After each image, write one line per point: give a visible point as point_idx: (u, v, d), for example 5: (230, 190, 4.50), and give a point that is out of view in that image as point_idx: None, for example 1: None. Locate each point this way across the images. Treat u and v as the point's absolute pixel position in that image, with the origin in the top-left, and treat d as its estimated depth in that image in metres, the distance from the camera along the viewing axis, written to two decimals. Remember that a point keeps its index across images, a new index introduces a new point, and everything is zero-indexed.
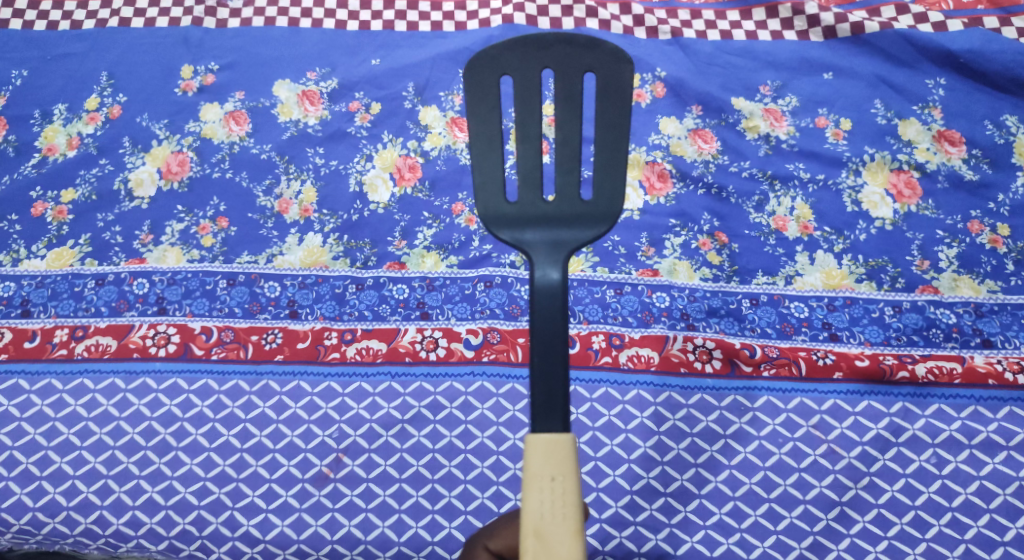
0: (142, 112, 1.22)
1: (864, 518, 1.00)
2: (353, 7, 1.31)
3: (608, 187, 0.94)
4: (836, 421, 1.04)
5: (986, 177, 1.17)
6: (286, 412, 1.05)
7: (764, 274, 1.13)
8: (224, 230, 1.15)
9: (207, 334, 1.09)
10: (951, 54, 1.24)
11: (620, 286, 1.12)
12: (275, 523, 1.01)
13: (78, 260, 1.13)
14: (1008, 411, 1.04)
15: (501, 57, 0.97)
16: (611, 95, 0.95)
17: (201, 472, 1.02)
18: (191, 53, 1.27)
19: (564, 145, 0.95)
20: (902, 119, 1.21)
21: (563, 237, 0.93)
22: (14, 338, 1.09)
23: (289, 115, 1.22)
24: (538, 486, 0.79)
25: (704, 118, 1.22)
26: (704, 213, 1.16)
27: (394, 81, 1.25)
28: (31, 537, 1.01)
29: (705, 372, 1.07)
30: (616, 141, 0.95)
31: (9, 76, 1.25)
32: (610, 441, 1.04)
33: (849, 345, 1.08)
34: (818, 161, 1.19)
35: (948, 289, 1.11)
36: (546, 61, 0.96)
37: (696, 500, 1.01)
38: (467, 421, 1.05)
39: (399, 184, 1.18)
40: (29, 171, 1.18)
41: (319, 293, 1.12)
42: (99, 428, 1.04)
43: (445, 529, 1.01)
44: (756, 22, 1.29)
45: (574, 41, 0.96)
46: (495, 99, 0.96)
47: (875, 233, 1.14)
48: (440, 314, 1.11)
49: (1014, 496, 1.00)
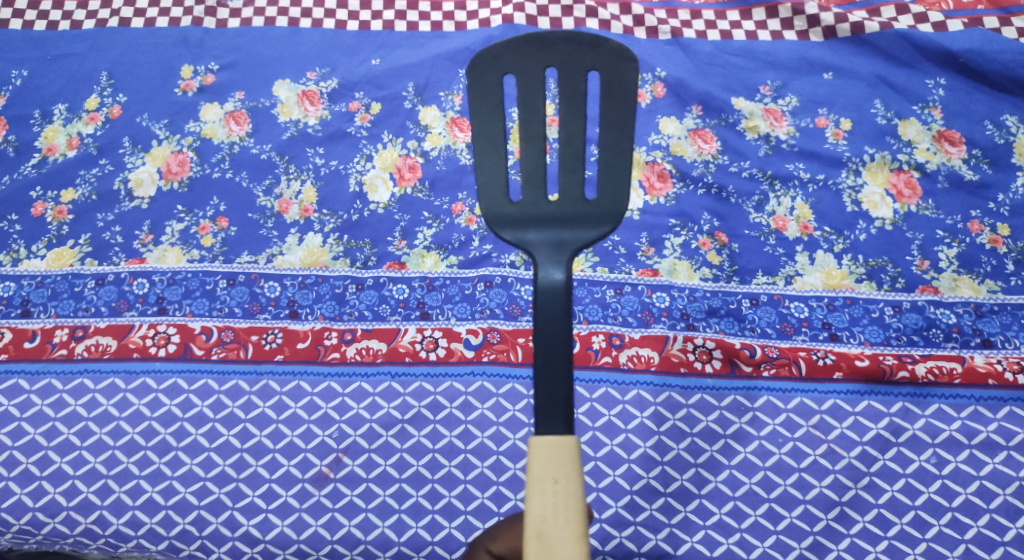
0: (142, 112, 1.22)
1: (864, 518, 1.00)
2: (353, 7, 1.31)
3: (611, 186, 0.95)
4: (836, 421, 1.04)
5: (986, 177, 1.17)
6: (286, 412, 1.05)
7: (764, 274, 1.13)
8: (224, 230, 1.15)
9: (207, 334, 1.09)
10: (951, 54, 1.24)
11: (620, 286, 1.12)
12: (275, 523, 1.01)
13: (78, 260, 1.13)
14: (1008, 411, 1.04)
15: (502, 56, 0.96)
16: (614, 95, 0.95)
17: (201, 472, 1.02)
18: (191, 53, 1.27)
19: (566, 145, 0.96)
20: (902, 119, 1.21)
21: (567, 237, 0.93)
22: (14, 338, 1.09)
23: (289, 115, 1.22)
24: (540, 488, 0.79)
25: (704, 118, 1.22)
26: (704, 213, 1.16)
27: (394, 81, 1.25)
28: (31, 537, 1.01)
29: (705, 371, 1.07)
30: (619, 141, 0.96)
31: (9, 76, 1.25)
32: (611, 441, 1.04)
33: (850, 345, 1.08)
34: (818, 161, 1.19)
35: (947, 289, 1.11)
36: (549, 60, 0.96)
37: (696, 500, 1.01)
38: (467, 421, 1.05)
39: (399, 184, 1.18)
40: (29, 171, 1.18)
41: (319, 293, 1.12)
42: (99, 428, 1.04)
43: (445, 529, 1.01)
44: (756, 22, 1.29)
45: (577, 40, 0.97)
46: (497, 99, 0.96)
47: (875, 233, 1.14)
48: (440, 314, 1.11)
49: (1014, 496, 1.00)
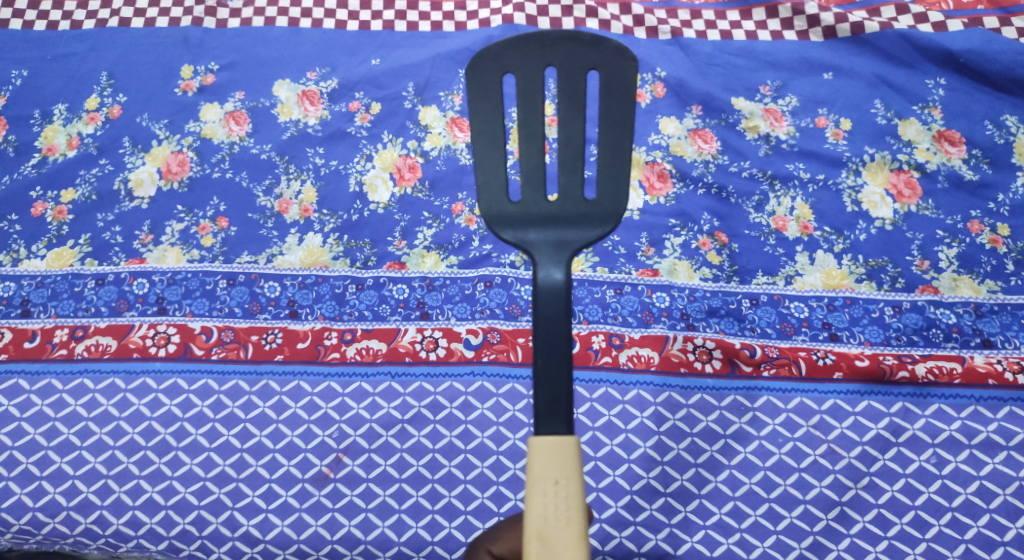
0: (142, 112, 1.22)
1: (864, 518, 1.00)
2: (353, 7, 1.31)
3: (611, 185, 0.95)
4: (836, 420, 1.04)
5: (986, 177, 1.17)
6: (286, 412, 1.05)
7: (764, 274, 1.13)
8: (224, 230, 1.15)
9: (207, 334, 1.09)
10: (951, 54, 1.24)
11: (620, 286, 1.12)
12: (275, 523, 1.01)
13: (78, 261, 1.13)
14: (1008, 411, 1.04)
15: (503, 55, 0.96)
16: (615, 93, 0.95)
17: (201, 472, 1.02)
18: (191, 53, 1.27)
19: (567, 145, 0.96)
20: (902, 119, 1.21)
21: (568, 237, 0.93)
22: (14, 338, 1.09)
23: (289, 115, 1.22)
24: (541, 489, 0.79)
25: (704, 118, 1.22)
26: (704, 213, 1.16)
27: (394, 81, 1.25)
28: (31, 537, 1.01)
29: (705, 371, 1.07)
30: (619, 140, 0.95)
31: (9, 76, 1.25)
32: (610, 441, 1.04)
33: (850, 345, 1.08)
34: (818, 161, 1.19)
35: (948, 289, 1.11)
36: (550, 59, 0.97)
37: (696, 500, 1.01)
38: (467, 421, 1.05)
39: (399, 184, 1.19)
40: (29, 171, 1.18)
41: (319, 293, 1.12)
42: (99, 428, 1.04)
43: (445, 529, 1.01)
44: (756, 22, 1.29)
45: (578, 39, 0.97)
46: (498, 98, 0.96)
47: (875, 233, 1.14)
48: (440, 314, 1.11)
49: (1014, 496, 1.00)
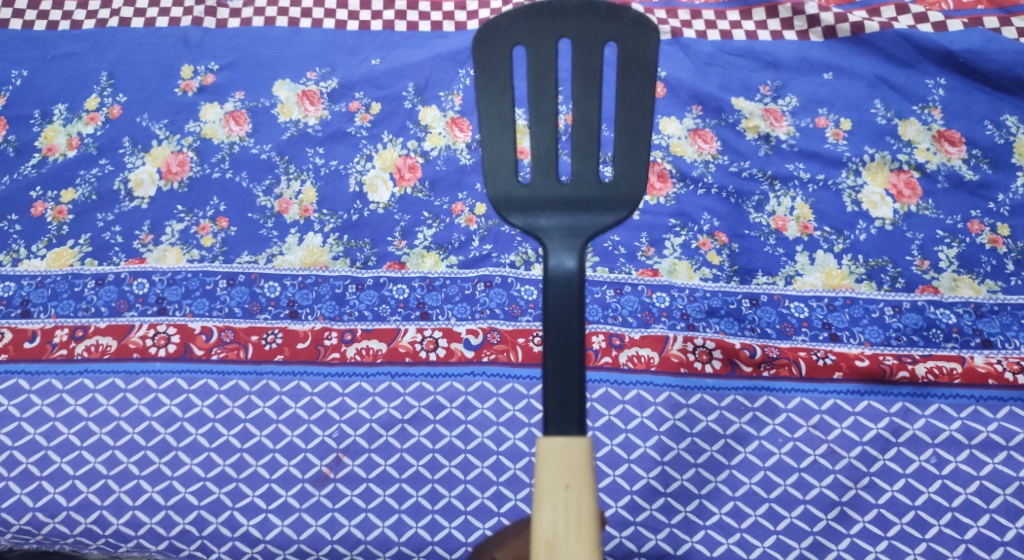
0: (143, 112, 1.22)
1: (864, 518, 1.00)
2: (353, 7, 1.31)
3: (628, 171, 0.95)
4: (836, 421, 1.04)
5: (986, 177, 1.17)
6: (286, 412, 1.05)
7: (764, 274, 1.13)
8: (224, 230, 1.15)
9: (207, 334, 1.09)
10: (951, 54, 1.24)
11: (620, 286, 1.12)
12: (275, 523, 1.01)
13: (78, 260, 1.13)
14: (1008, 411, 1.04)
15: (512, 30, 0.96)
16: (634, 73, 0.95)
17: (201, 472, 1.02)
18: (191, 53, 1.27)
19: (581, 126, 0.96)
20: (902, 119, 1.21)
21: (581, 224, 0.93)
22: (14, 338, 1.09)
23: (289, 115, 1.23)
24: (551, 499, 0.79)
25: (704, 118, 1.22)
26: (704, 213, 1.16)
27: (394, 81, 1.25)
28: (31, 536, 1.01)
29: (705, 371, 1.07)
30: (638, 122, 0.95)
31: (10, 76, 1.25)
32: (611, 441, 1.04)
33: (849, 345, 1.08)
34: (818, 161, 1.19)
35: (947, 289, 1.11)
36: (566, 30, 0.96)
37: (696, 500, 1.02)
38: (467, 421, 1.05)
39: (399, 184, 1.18)
40: (29, 172, 1.18)
41: (318, 293, 1.12)
42: (99, 428, 1.04)
43: (445, 529, 1.01)
44: (756, 22, 1.29)
45: (594, 11, 0.96)
46: (505, 78, 0.96)
47: (875, 233, 1.14)
48: (440, 314, 1.11)
49: (1014, 496, 1.00)
